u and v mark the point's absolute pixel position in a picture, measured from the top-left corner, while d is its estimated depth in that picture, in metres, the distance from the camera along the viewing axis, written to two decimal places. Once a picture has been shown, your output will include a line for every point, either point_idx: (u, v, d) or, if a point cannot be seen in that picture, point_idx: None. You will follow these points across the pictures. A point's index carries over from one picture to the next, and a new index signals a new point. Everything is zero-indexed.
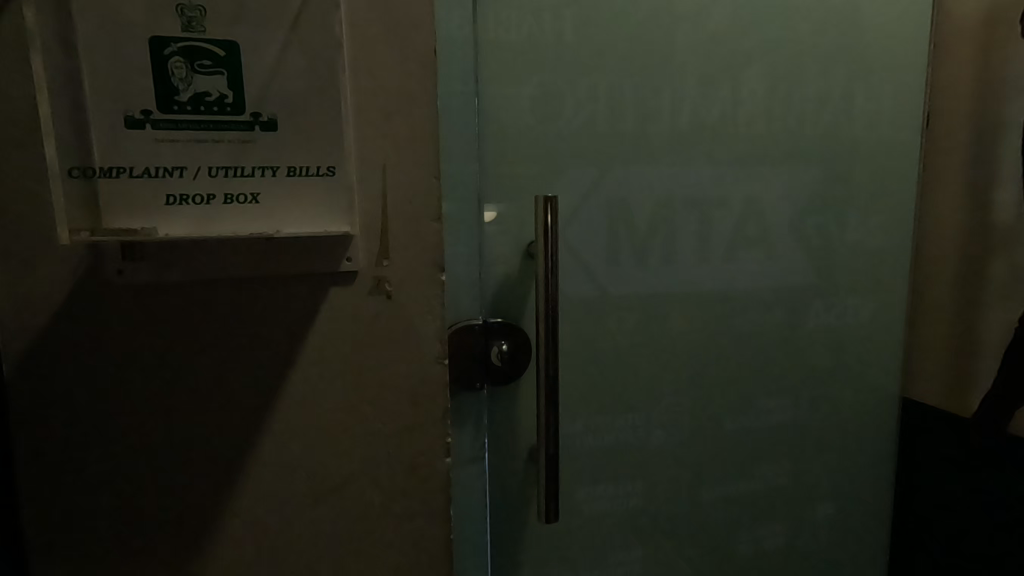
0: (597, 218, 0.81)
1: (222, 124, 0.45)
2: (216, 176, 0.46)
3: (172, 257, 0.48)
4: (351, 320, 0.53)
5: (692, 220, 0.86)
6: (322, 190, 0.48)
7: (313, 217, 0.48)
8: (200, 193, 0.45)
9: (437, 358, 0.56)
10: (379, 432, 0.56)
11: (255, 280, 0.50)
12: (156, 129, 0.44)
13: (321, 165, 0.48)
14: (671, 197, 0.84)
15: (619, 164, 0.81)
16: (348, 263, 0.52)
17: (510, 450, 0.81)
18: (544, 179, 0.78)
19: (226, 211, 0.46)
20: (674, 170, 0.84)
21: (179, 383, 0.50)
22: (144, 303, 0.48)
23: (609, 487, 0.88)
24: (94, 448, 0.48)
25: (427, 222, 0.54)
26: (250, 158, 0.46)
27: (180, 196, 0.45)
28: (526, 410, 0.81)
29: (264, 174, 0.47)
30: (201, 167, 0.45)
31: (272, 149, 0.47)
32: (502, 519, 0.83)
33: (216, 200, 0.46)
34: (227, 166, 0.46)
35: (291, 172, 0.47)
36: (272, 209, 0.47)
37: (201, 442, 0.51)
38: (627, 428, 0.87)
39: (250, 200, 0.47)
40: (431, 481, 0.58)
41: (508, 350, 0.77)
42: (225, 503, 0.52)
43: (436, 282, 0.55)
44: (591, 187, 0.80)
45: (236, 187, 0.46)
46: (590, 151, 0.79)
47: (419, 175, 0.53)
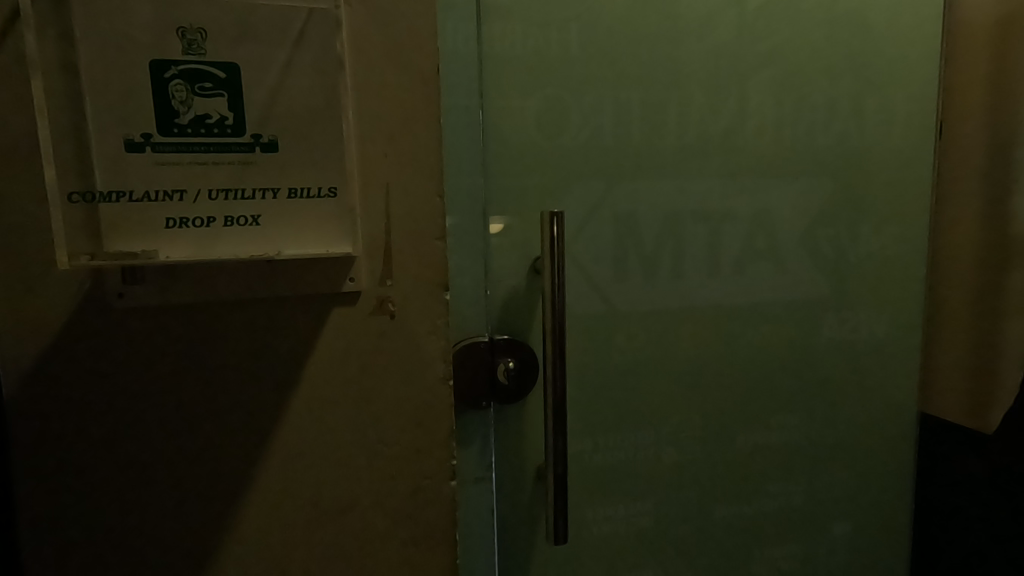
0: (604, 232, 0.80)
1: (222, 146, 0.45)
2: (217, 199, 0.45)
3: (173, 280, 0.47)
4: (354, 342, 0.52)
5: (700, 233, 0.85)
6: (323, 212, 0.48)
7: (314, 239, 0.48)
8: (200, 216, 0.45)
9: (442, 379, 0.55)
10: (383, 454, 0.55)
11: (257, 302, 0.50)
12: (156, 151, 0.44)
13: (322, 186, 0.48)
14: (679, 210, 0.83)
15: (627, 178, 0.80)
16: (351, 283, 0.51)
17: (517, 469, 0.80)
18: (551, 193, 0.77)
19: (227, 233, 0.46)
20: (682, 182, 0.83)
21: (180, 409, 0.49)
22: (146, 329, 0.47)
23: (618, 506, 0.86)
24: (94, 476, 0.48)
25: (431, 242, 0.54)
26: (251, 180, 0.46)
27: (180, 219, 0.45)
28: (533, 429, 0.80)
29: (264, 196, 0.46)
30: (201, 189, 0.45)
31: (272, 171, 0.46)
32: (510, 539, 0.81)
33: (216, 222, 0.45)
34: (227, 188, 0.45)
35: (292, 193, 0.47)
36: (273, 232, 0.47)
37: (201, 468, 0.50)
38: (637, 445, 0.85)
39: (250, 223, 0.46)
40: (436, 505, 0.57)
41: (515, 368, 0.76)
42: (228, 529, 0.51)
43: (440, 302, 0.55)
44: (598, 200, 0.79)
45: (236, 209, 0.46)
46: (597, 165, 0.79)
47: (422, 194, 0.53)
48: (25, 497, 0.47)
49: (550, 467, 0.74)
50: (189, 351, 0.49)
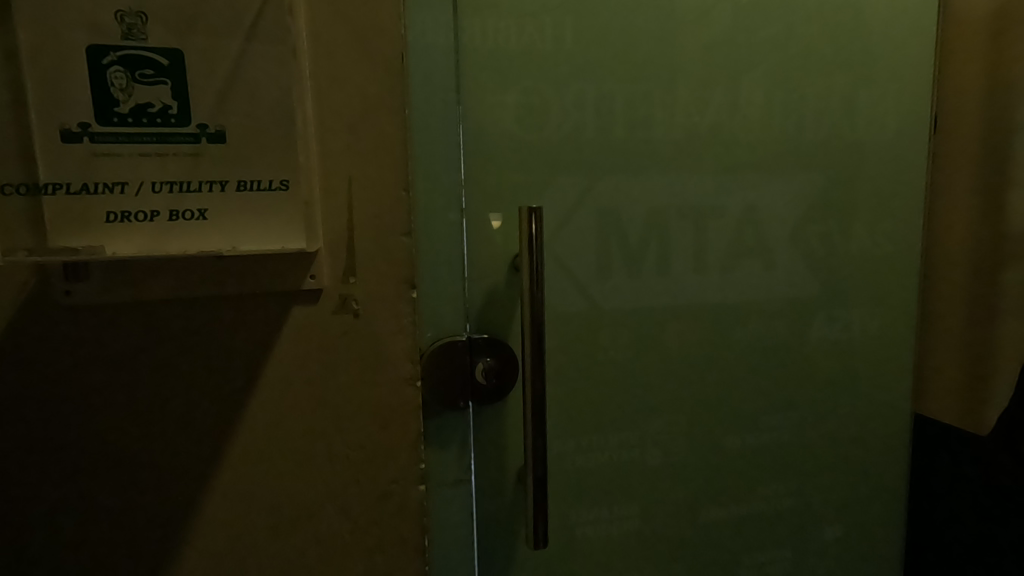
0: (586, 229, 0.78)
1: (166, 136, 0.43)
2: (161, 192, 0.43)
3: (120, 277, 0.45)
4: (315, 342, 0.51)
5: (687, 230, 0.82)
6: (276, 205, 0.46)
7: (266, 233, 0.46)
8: (144, 210, 0.43)
9: (409, 380, 0.53)
10: (347, 458, 0.53)
11: (212, 301, 0.48)
12: (95, 142, 0.42)
13: (274, 178, 0.46)
14: (665, 206, 0.81)
15: (609, 173, 0.78)
16: (311, 281, 0.49)
17: (497, 472, 0.78)
18: (531, 188, 0.75)
19: (173, 228, 0.44)
20: (667, 178, 0.81)
21: (131, 412, 0.47)
22: (93, 329, 0.46)
23: (602, 508, 0.84)
24: (40, 483, 0.46)
25: (396, 238, 0.52)
26: (197, 172, 0.44)
27: (122, 213, 0.43)
28: (514, 430, 0.78)
29: (212, 189, 0.44)
30: (144, 181, 0.43)
31: (221, 163, 0.44)
32: (491, 543, 0.79)
33: (161, 217, 0.44)
34: (172, 180, 0.44)
35: (241, 186, 0.45)
36: (223, 226, 0.45)
37: (153, 474, 0.48)
38: (622, 447, 0.83)
39: (197, 216, 0.44)
40: (404, 510, 0.55)
41: (493, 367, 0.74)
42: (183, 537, 0.50)
43: (406, 300, 0.53)
44: (580, 196, 0.77)
45: (183, 203, 0.44)
46: (578, 160, 0.76)
47: (386, 188, 0.51)
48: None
49: (529, 469, 0.72)
50: (139, 351, 0.47)
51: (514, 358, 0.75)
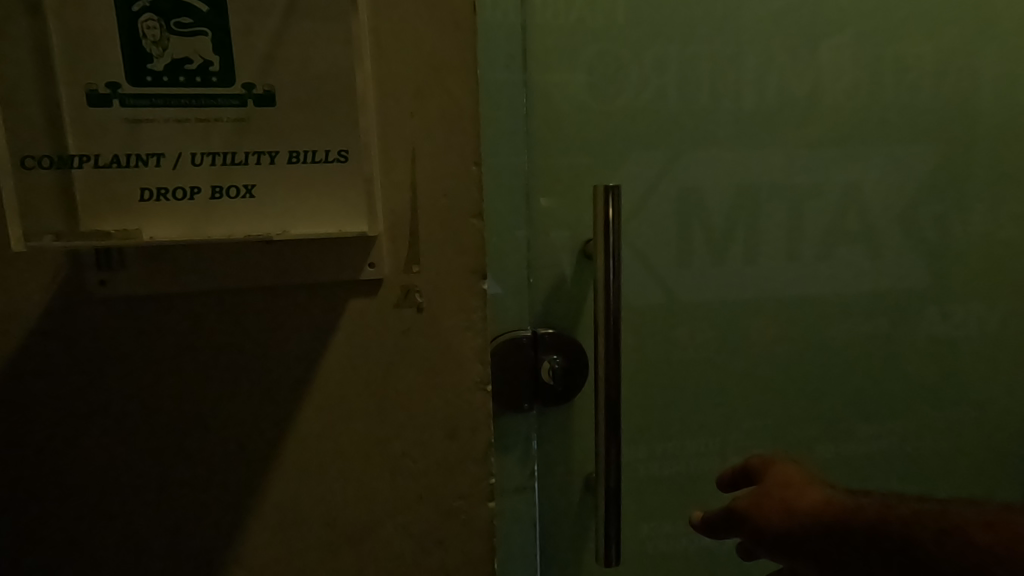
0: (665, 211, 0.69)
1: (207, 98, 0.37)
2: (202, 164, 0.38)
3: (159, 265, 0.40)
4: (375, 338, 0.44)
5: (777, 212, 0.73)
6: (332, 181, 0.39)
7: (321, 215, 0.40)
8: (183, 186, 0.38)
9: (477, 384, 0.47)
10: (411, 470, 0.47)
11: (260, 292, 0.42)
12: (126, 106, 0.36)
13: (331, 149, 0.39)
14: (753, 185, 0.71)
15: (691, 147, 0.69)
16: (370, 269, 0.43)
17: (565, 479, 0.71)
18: (604, 165, 0.67)
19: (216, 208, 0.38)
20: (756, 153, 0.71)
21: (171, 417, 0.42)
22: (130, 323, 0.40)
23: (677, 521, 0.76)
24: (71, 499, 0.41)
25: (466, 219, 0.45)
26: (243, 142, 0.38)
27: (158, 189, 0.37)
28: (583, 435, 0.70)
29: (260, 161, 0.38)
30: (182, 152, 0.37)
31: (269, 130, 0.38)
32: (556, 557, 0.72)
33: (202, 194, 0.38)
34: (213, 151, 0.38)
35: (293, 158, 0.39)
36: (272, 206, 0.39)
37: (196, 488, 0.43)
38: (700, 454, 0.75)
39: (244, 193, 0.38)
40: (472, 529, 0.48)
41: (561, 367, 0.67)
42: (230, 558, 0.44)
43: (477, 292, 0.46)
44: (660, 174, 0.68)
45: (226, 178, 0.38)
46: (657, 133, 0.68)
47: (456, 162, 0.44)
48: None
49: (600, 478, 0.65)
50: (180, 348, 0.41)
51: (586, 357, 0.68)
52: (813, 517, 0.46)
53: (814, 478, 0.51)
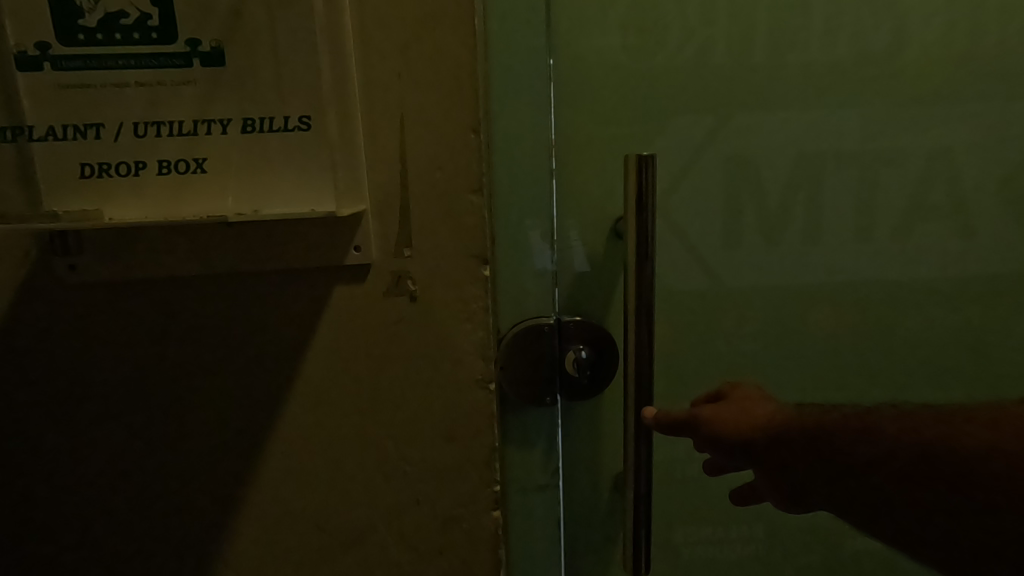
0: (711, 184, 0.60)
1: (147, 58, 0.33)
2: (144, 136, 0.34)
3: (121, 247, 0.37)
4: (361, 331, 0.40)
5: (846, 183, 0.63)
6: (296, 153, 0.35)
7: (287, 192, 0.35)
8: (126, 161, 0.34)
9: (479, 382, 0.42)
10: (406, 473, 0.43)
11: (232, 277, 0.38)
12: (58, 69, 0.32)
13: (290, 116, 0.34)
14: (818, 152, 0.62)
15: (744, 108, 0.59)
16: (355, 253, 0.38)
17: (593, 474, 0.66)
18: (639, 131, 0.59)
19: (167, 185, 0.34)
20: (823, 115, 0.61)
21: (144, 408, 0.39)
22: (92, 310, 0.37)
23: (718, 527, 0.69)
24: (48, 494, 0.39)
25: (463, 196, 0.39)
26: (195, 110, 0.34)
27: (100, 165, 0.34)
28: (612, 427, 0.65)
29: (210, 130, 0.34)
30: (124, 122, 0.33)
31: (220, 93, 0.34)
32: (581, 557, 0.68)
33: (148, 170, 0.34)
34: (157, 119, 0.34)
35: (248, 126, 0.34)
36: (231, 182, 0.34)
37: (175, 486, 0.40)
38: None
39: (194, 168, 0.34)
40: (475, 538, 0.44)
41: (588, 358, 0.61)
42: (215, 560, 0.42)
43: (477, 280, 0.40)
44: (705, 142, 0.60)
45: (173, 151, 0.34)
46: (702, 92, 0.59)
47: (451, 130, 0.38)
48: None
49: (630, 485, 0.57)
50: (148, 338, 0.38)
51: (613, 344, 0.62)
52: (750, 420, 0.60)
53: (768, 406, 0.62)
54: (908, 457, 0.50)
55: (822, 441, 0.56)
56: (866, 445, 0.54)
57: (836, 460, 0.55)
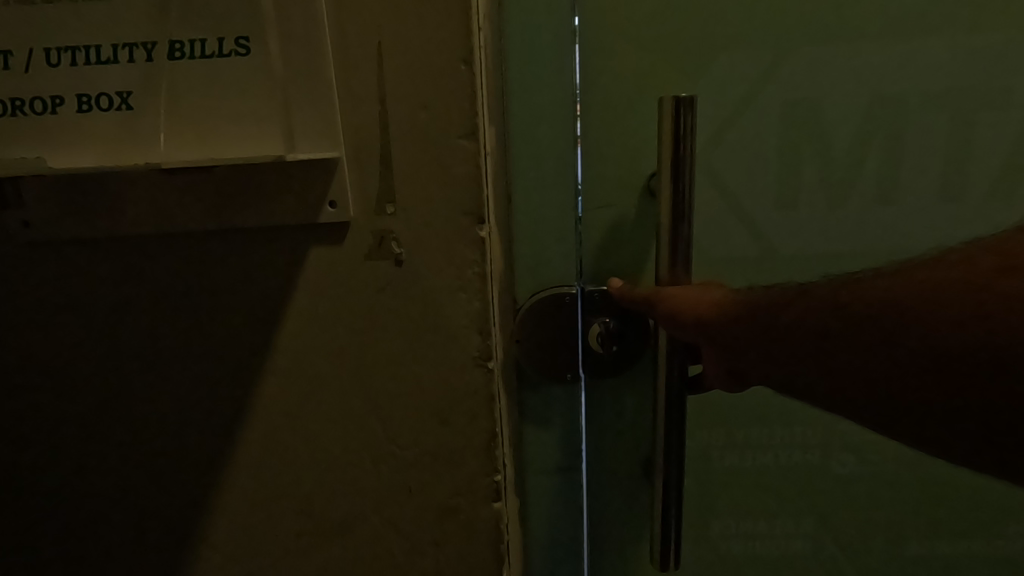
0: (764, 133, 0.52)
1: None
2: (58, 65, 0.29)
3: (66, 201, 0.33)
4: (342, 298, 0.35)
5: (934, 130, 0.52)
6: (240, 85, 0.30)
7: (231, 132, 0.30)
8: (41, 96, 0.30)
9: (476, 360, 0.36)
10: (396, 458, 0.38)
11: (192, 235, 0.34)
12: None
13: (225, 39, 0.30)
14: (899, 91, 0.51)
15: (806, 40, 0.50)
16: (330, 210, 0.33)
17: (618, 463, 0.59)
18: (678, 70, 0.50)
19: (93, 125, 0.30)
20: (905, 47, 0.50)
21: (112, 370, 0.37)
22: (51, 267, 0.35)
23: (761, 522, 0.62)
24: (27, 458, 0.38)
25: (453, 141, 0.33)
26: (128, 38, 0.29)
27: (13, 101, 0.30)
28: (644, 413, 0.58)
29: (132, 56, 0.30)
30: (34, 48, 0.29)
31: (146, 11, 0.29)
32: (606, 555, 0.62)
33: (68, 106, 0.30)
34: (72, 46, 0.29)
35: (175, 51, 0.30)
36: (166, 122, 0.30)
37: (151, 455, 0.38)
38: (796, 445, 0.60)
39: (120, 104, 0.30)
40: (473, 533, 0.39)
41: (615, 331, 0.54)
42: (196, 536, 0.39)
43: (472, 241, 0.34)
44: (758, 83, 0.50)
45: (93, 84, 0.30)
46: (758, 22, 0.49)
47: (438, 59, 0.32)
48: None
49: (658, 471, 0.51)
50: (107, 299, 0.35)
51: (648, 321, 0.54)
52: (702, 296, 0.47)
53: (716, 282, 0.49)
54: (886, 345, 0.37)
55: (772, 323, 0.42)
56: (840, 332, 0.39)
57: (793, 346, 0.41)
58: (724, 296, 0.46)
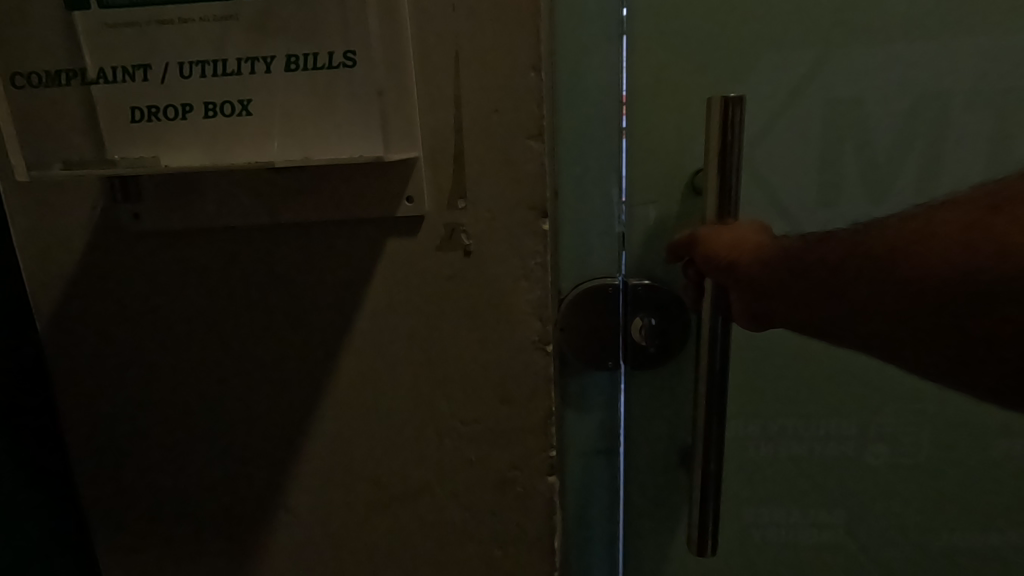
0: (804, 127, 0.53)
1: None
2: (189, 77, 0.32)
3: (177, 194, 0.37)
4: (416, 287, 0.38)
5: (970, 124, 0.53)
6: (342, 91, 0.33)
7: (333, 136, 0.33)
8: (174, 104, 0.33)
9: (536, 343, 0.39)
10: (459, 433, 0.41)
11: (283, 228, 0.38)
12: (105, 9, 0.31)
13: (335, 52, 0.32)
14: (940, 90, 0.53)
15: (851, 41, 0.51)
16: (407, 204, 0.36)
17: (655, 451, 0.62)
18: (726, 70, 0.52)
19: (213, 128, 0.33)
20: (948, 46, 0.51)
21: (211, 351, 0.41)
22: (162, 256, 0.39)
23: (793, 510, 0.64)
24: (130, 428, 0.42)
25: (521, 141, 0.36)
26: (238, 47, 0.32)
27: (148, 108, 0.33)
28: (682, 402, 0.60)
29: (254, 69, 0.32)
30: (169, 63, 0.32)
31: (263, 28, 0.32)
32: (642, 539, 0.64)
33: (196, 113, 0.33)
34: (201, 59, 0.32)
35: (292, 64, 0.32)
36: (274, 126, 0.33)
37: (242, 428, 0.42)
38: (830, 438, 0.61)
39: (240, 111, 0.33)
40: (529, 504, 0.42)
41: (657, 326, 0.56)
42: (279, 503, 0.43)
43: (535, 233, 0.37)
44: (801, 81, 0.52)
45: (220, 93, 0.32)
46: (803, 21, 0.51)
47: (512, 67, 0.35)
48: (65, 448, 0.42)
49: (698, 459, 0.52)
50: (205, 284, 0.39)
51: (689, 314, 0.56)
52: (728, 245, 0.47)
53: (755, 228, 0.49)
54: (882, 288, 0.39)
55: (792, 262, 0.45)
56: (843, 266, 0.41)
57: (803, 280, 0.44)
58: (762, 241, 0.48)
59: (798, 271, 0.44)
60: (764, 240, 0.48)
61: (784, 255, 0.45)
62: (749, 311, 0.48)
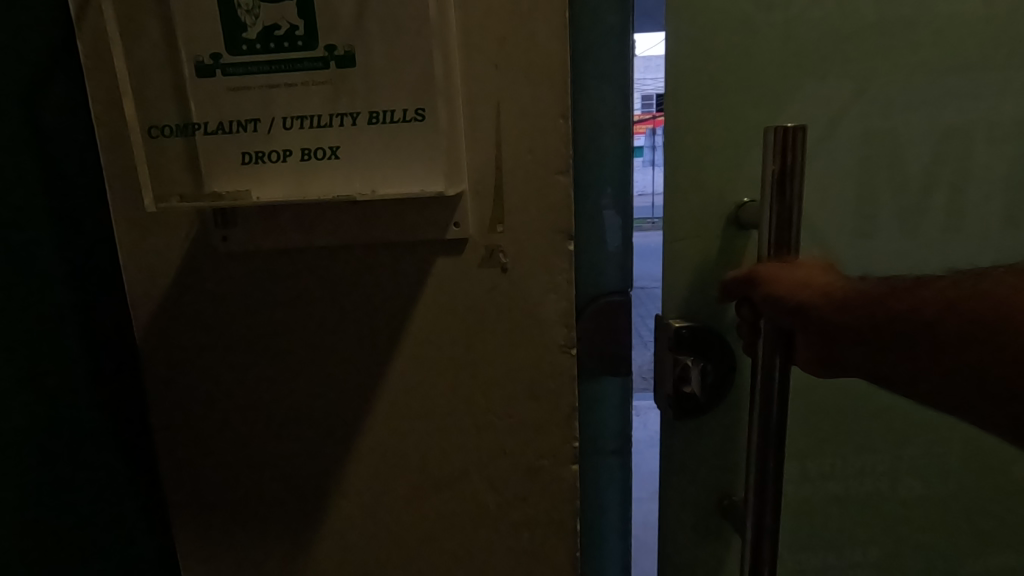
0: (841, 161, 0.54)
1: (292, 62, 0.39)
2: (291, 128, 0.39)
3: (263, 221, 0.44)
4: (460, 300, 0.45)
5: (993, 152, 0.55)
6: (411, 139, 0.39)
7: (401, 175, 0.40)
8: (276, 149, 0.40)
9: (562, 347, 0.46)
10: (493, 427, 0.47)
11: (350, 249, 0.45)
12: (226, 76, 0.39)
13: (408, 109, 0.39)
14: (964, 121, 0.54)
15: (879, 76, 0.53)
16: (455, 229, 0.43)
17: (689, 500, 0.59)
18: (758, 101, 0.53)
19: (304, 168, 0.40)
20: (969, 80, 0.53)
21: (282, 356, 0.47)
22: (247, 274, 0.45)
23: (828, 553, 0.62)
24: (206, 423, 0.48)
25: (551, 176, 0.43)
26: (325, 104, 0.39)
27: (256, 153, 0.40)
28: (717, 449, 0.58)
29: (343, 122, 0.39)
30: (275, 117, 0.39)
31: (353, 91, 0.39)
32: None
33: (293, 156, 0.40)
34: (302, 115, 0.39)
35: (373, 118, 0.39)
36: (353, 166, 0.40)
37: (304, 422, 0.48)
38: (861, 474, 0.60)
39: (329, 155, 0.40)
40: (554, 488, 0.48)
41: (702, 370, 0.55)
42: (335, 489, 0.49)
43: (563, 253, 0.44)
44: (833, 115, 0.53)
45: (314, 141, 0.40)
46: (831, 56, 0.52)
47: (545, 116, 0.42)
48: (150, 440, 0.49)
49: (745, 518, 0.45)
50: (279, 297, 0.46)
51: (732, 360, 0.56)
52: (800, 282, 0.40)
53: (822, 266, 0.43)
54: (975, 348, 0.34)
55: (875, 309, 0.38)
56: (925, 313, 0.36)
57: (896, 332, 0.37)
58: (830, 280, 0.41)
59: (881, 315, 0.38)
60: (836, 280, 0.41)
61: (859, 297, 0.39)
62: (820, 356, 0.41)
